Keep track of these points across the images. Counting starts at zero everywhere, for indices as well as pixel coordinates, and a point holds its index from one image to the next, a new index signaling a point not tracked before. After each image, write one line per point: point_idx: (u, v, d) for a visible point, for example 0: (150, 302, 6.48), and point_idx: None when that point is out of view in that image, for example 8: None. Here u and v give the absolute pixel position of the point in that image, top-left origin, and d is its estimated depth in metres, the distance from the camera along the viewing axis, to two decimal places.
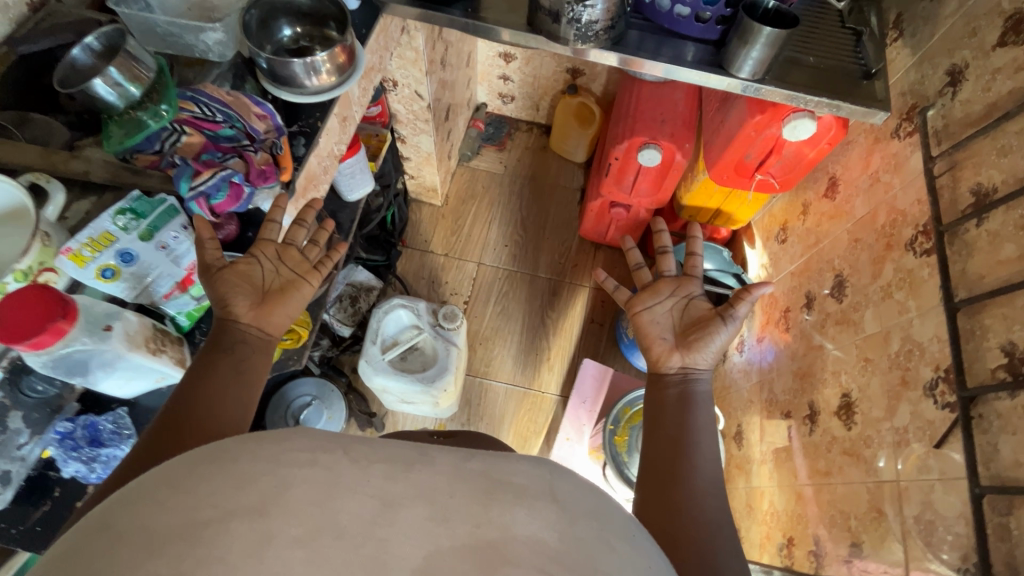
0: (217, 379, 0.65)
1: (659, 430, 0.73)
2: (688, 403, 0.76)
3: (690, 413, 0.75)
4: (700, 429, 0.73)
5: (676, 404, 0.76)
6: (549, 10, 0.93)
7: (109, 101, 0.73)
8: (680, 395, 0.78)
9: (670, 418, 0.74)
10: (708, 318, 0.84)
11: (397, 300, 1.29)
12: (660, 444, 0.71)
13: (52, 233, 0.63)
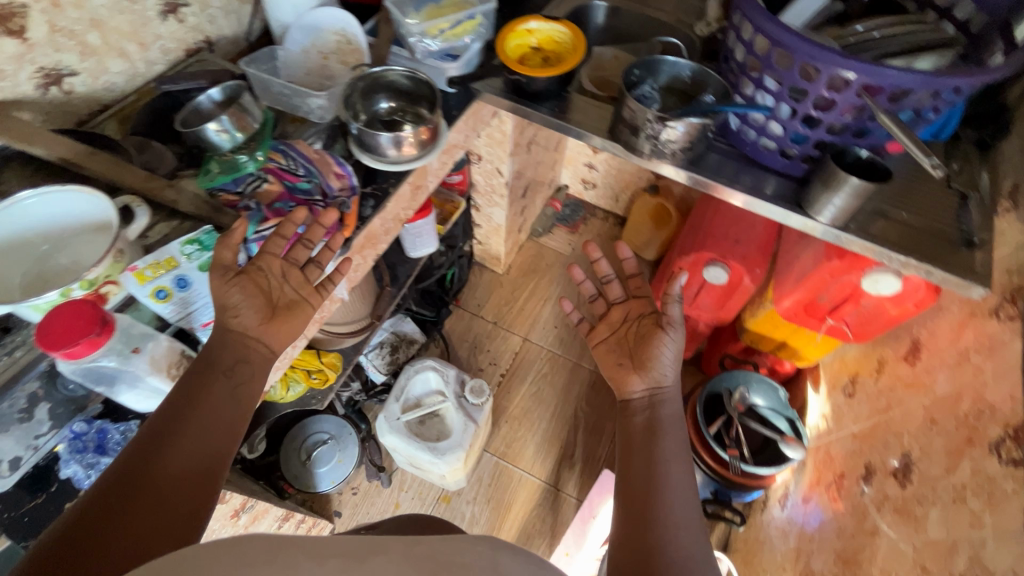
0: (197, 419, 0.65)
1: (632, 467, 0.76)
2: (655, 424, 0.80)
3: (658, 440, 0.78)
4: (669, 454, 0.77)
5: (647, 428, 0.80)
6: (629, 124, 0.96)
7: (214, 143, 0.83)
8: (652, 420, 0.81)
9: (642, 451, 0.78)
10: (653, 330, 0.86)
11: (430, 362, 1.32)
12: (633, 482, 0.74)
13: (126, 249, 0.70)
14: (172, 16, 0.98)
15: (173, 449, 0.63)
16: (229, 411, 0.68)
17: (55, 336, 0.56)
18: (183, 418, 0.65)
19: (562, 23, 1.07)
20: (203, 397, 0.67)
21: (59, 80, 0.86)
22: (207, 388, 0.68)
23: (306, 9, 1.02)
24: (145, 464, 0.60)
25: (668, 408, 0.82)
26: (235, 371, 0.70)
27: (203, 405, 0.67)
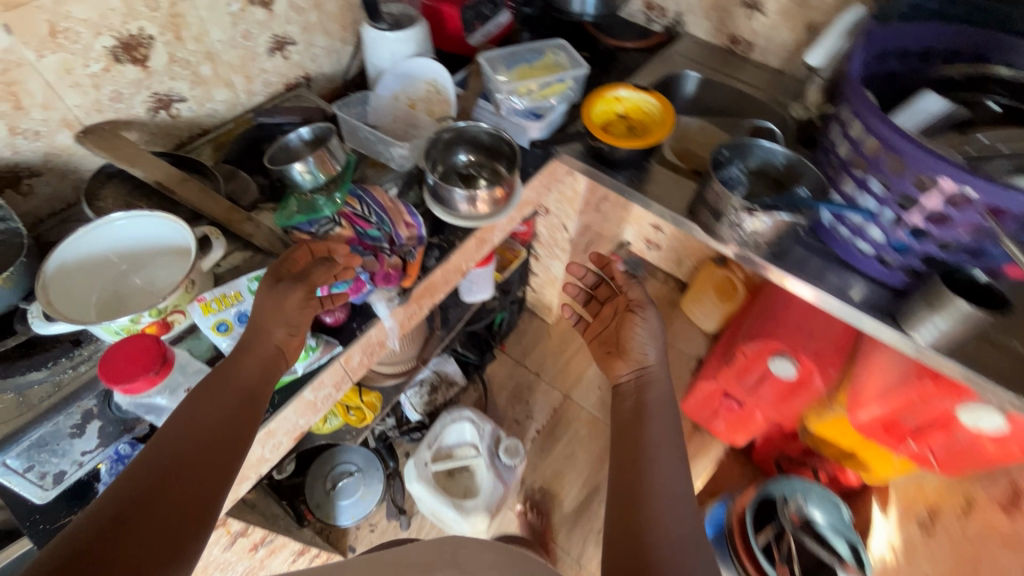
0: (212, 412, 0.62)
1: (630, 434, 0.77)
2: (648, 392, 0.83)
3: (660, 415, 0.79)
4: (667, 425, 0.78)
5: (642, 401, 0.82)
6: (711, 207, 0.91)
7: (295, 182, 0.85)
8: (646, 398, 0.82)
9: (638, 422, 0.78)
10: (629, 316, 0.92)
11: (468, 412, 1.28)
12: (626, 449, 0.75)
13: (198, 280, 0.71)
14: (278, 53, 1.03)
15: (175, 460, 0.57)
16: (240, 419, 0.63)
17: (117, 373, 0.56)
18: (191, 426, 0.60)
19: (654, 95, 1.04)
20: (214, 401, 0.63)
21: (167, 105, 0.91)
22: (219, 395, 0.64)
23: (402, 57, 1.06)
24: (147, 480, 0.55)
25: (657, 381, 0.85)
26: (250, 376, 0.67)
27: (211, 410, 0.62)
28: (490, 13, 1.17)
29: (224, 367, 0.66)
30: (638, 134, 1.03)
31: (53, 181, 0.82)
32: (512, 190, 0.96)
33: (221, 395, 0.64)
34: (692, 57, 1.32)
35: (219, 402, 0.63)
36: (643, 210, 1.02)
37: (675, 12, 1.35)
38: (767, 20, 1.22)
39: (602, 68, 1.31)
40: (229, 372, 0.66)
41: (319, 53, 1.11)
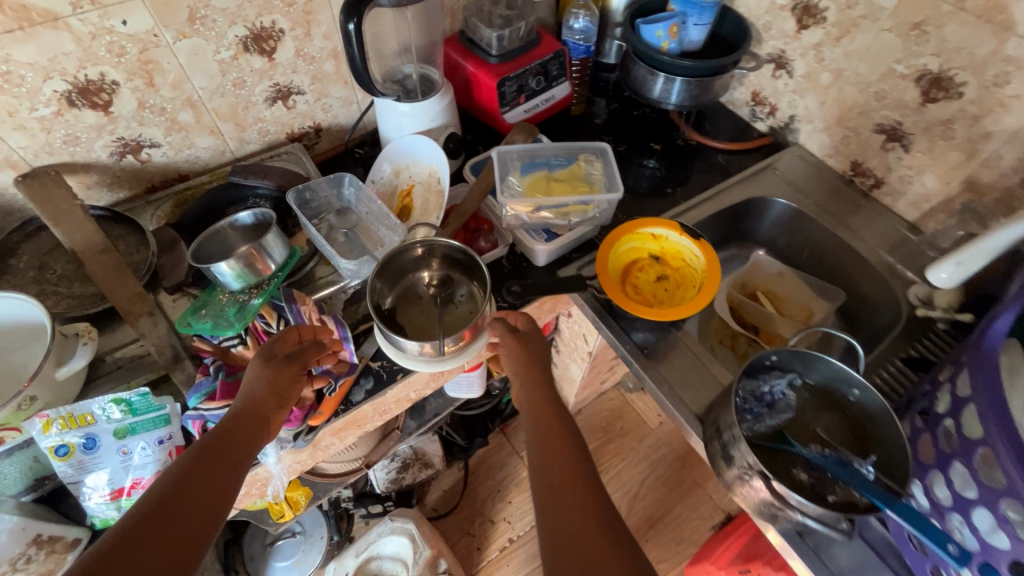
0: (209, 463, 0.57)
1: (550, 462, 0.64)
2: (548, 408, 0.71)
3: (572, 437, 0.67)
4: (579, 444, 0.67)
5: (547, 425, 0.68)
6: (722, 437, 0.65)
7: (217, 279, 0.71)
8: (546, 416, 0.69)
9: (557, 446, 0.65)
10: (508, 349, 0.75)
11: (410, 524, 1.14)
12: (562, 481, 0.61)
13: (41, 394, 0.60)
14: (281, 102, 0.91)
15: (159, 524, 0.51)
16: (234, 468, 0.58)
17: None
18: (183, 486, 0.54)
19: (699, 245, 0.77)
20: (212, 461, 0.57)
21: (137, 150, 0.82)
22: (214, 451, 0.58)
23: (408, 133, 0.89)
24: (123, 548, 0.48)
25: (549, 400, 0.72)
26: (252, 423, 0.61)
27: (214, 470, 0.57)
28: (538, 87, 0.98)
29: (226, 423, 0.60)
30: (666, 293, 0.81)
31: None
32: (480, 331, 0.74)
33: (220, 450, 0.58)
34: (793, 180, 1.02)
35: (212, 461, 0.57)
36: (646, 392, 0.76)
37: (788, 116, 1.04)
38: (907, 159, 0.89)
39: (672, 169, 1.05)
40: (235, 423, 0.60)
41: (334, 103, 0.97)
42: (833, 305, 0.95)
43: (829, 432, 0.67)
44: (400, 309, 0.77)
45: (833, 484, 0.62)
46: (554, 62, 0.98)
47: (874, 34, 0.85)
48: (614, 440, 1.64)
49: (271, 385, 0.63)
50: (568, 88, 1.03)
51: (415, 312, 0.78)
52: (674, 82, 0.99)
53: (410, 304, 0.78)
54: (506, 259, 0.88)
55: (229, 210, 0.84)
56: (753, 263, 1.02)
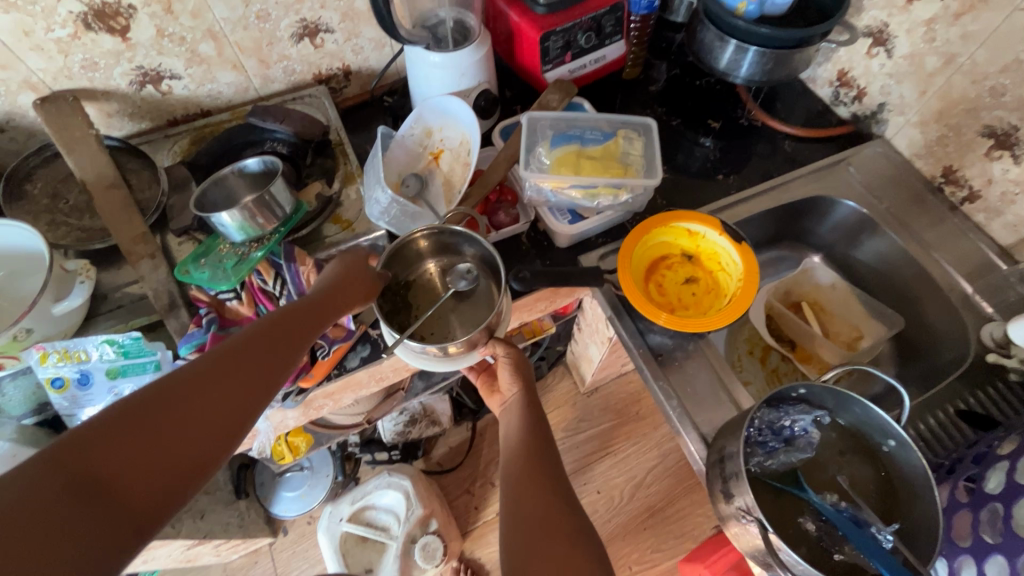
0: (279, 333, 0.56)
1: (527, 505, 0.59)
2: (534, 443, 0.66)
3: (552, 474, 0.63)
4: (563, 482, 0.62)
5: (530, 463, 0.64)
6: (724, 469, 0.59)
7: (218, 229, 0.69)
8: (522, 446, 0.66)
9: (537, 482, 0.61)
10: (510, 366, 0.71)
11: (407, 481, 1.16)
12: (542, 521, 0.57)
13: (37, 326, 0.61)
14: (308, 39, 0.85)
15: (198, 395, 0.47)
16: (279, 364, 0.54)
17: None
18: (226, 368, 0.50)
19: (738, 249, 0.68)
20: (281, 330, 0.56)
21: (157, 80, 0.79)
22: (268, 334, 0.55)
23: (436, 93, 0.83)
24: (153, 413, 0.45)
25: (535, 426, 0.68)
26: (293, 332, 0.57)
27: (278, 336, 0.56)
28: (587, 46, 0.88)
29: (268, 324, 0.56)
30: (695, 297, 0.73)
31: (18, 139, 0.76)
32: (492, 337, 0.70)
33: (260, 350, 0.53)
34: (868, 181, 0.88)
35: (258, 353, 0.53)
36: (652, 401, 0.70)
37: (877, 103, 0.89)
38: (1014, 172, 0.75)
39: (728, 152, 0.94)
40: (273, 328, 0.56)
41: (364, 45, 0.90)
42: (888, 330, 0.84)
43: (852, 481, 0.60)
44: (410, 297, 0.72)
45: (841, 542, 0.55)
46: (609, 17, 0.87)
47: (1007, 13, 0.69)
48: (627, 423, 1.60)
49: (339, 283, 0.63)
50: (622, 48, 0.92)
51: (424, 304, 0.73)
52: (746, 51, 0.86)
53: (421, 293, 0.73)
54: (526, 236, 0.83)
55: (245, 150, 0.82)
56: (803, 269, 0.91)
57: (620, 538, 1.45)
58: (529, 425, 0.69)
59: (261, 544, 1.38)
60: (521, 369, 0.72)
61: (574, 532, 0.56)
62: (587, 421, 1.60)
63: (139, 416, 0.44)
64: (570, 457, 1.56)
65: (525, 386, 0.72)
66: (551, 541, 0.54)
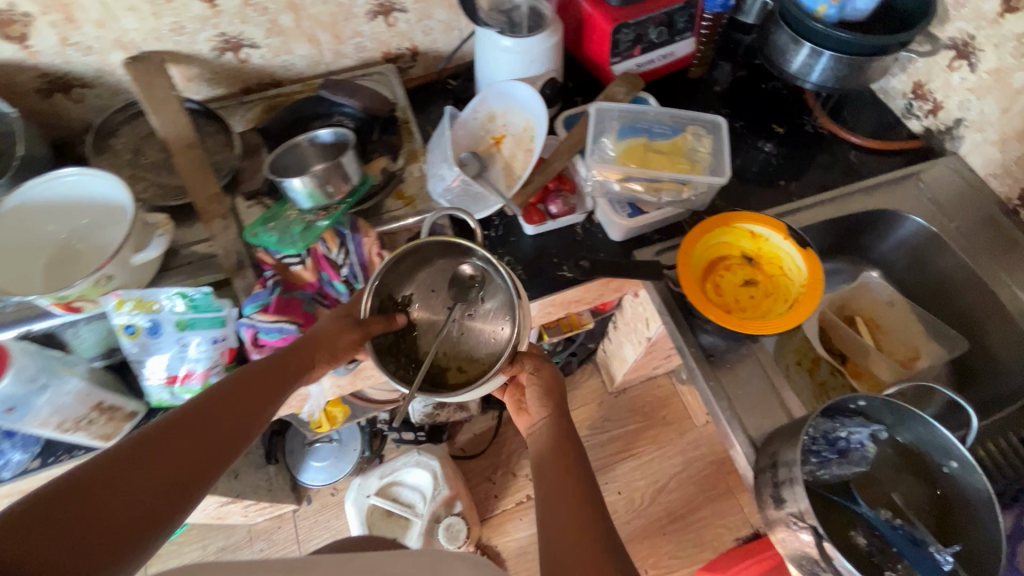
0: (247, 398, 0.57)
1: (553, 495, 0.62)
2: (559, 436, 0.69)
3: (579, 471, 0.64)
4: (585, 464, 0.66)
5: (559, 473, 0.64)
6: (776, 474, 0.58)
7: (288, 194, 0.71)
8: (550, 440, 0.69)
9: (564, 469, 0.64)
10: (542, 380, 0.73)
11: (436, 461, 1.18)
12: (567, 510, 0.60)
13: (117, 274, 0.64)
14: (382, 18, 0.87)
15: (148, 467, 0.48)
16: (237, 432, 0.54)
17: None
18: (187, 431, 0.51)
19: (803, 254, 0.68)
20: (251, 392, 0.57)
21: (236, 48, 0.82)
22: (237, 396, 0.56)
23: (503, 78, 0.84)
24: (101, 488, 0.45)
25: (562, 423, 0.71)
26: (256, 393, 0.57)
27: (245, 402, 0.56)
28: (658, 40, 0.87)
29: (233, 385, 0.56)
30: (752, 300, 0.71)
31: (104, 96, 0.80)
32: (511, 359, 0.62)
33: (219, 415, 0.54)
34: (937, 198, 0.86)
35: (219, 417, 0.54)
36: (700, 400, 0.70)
37: (953, 119, 0.87)
38: None
39: (790, 159, 0.92)
40: (244, 386, 0.57)
41: (434, 27, 0.91)
42: (948, 352, 0.81)
43: (906, 500, 0.59)
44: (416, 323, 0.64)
45: (895, 560, 0.54)
46: (682, 13, 0.86)
47: None
48: (653, 427, 1.59)
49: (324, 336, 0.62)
50: (691, 46, 0.91)
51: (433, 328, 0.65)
52: (821, 56, 0.84)
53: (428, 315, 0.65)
54: (581, 227, 0.84)
55: (314, 122, 0.84)
56: (861, 284, 0.90)
57: (638, 541, 1.44)
58: (556, 419, 0.72)
59: (285, 510, 1.42)
60: (546, 374, 0.74)
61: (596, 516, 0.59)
62: (613, 421, 1.60)
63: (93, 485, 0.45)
64: (593, 455, 1.55)
65: (552, 389, 0.73)
66: (577, 535, 0.57)
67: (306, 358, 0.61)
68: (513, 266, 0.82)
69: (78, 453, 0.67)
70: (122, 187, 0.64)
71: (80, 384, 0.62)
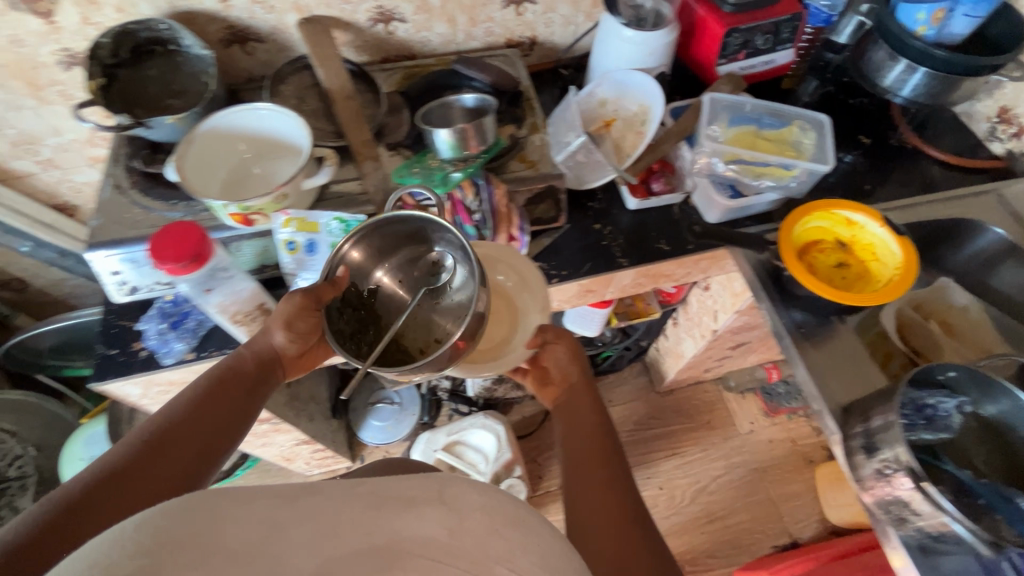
0: (230, 395, 0.67)
1: (586, 488, 0.62)
2: (587, 418, 0.69)
3: (613, 461, 0.65)
4: (620, 457, 0.66)
5: (591, 462, 0.65)
6: (869, 429, 0.64)
7: (433, 144, 0.81)
8: (576, 422, 0.69)
9: (599, 461, 0.65)
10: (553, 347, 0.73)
11: (499, 426, 1.25)
12: (597, 508, 0.60)
13: (291, 195, 0.73)
14: (513, 6, 0.96)
15: (159, 456, 0.59)
16: (229, 421, 0.66)
17: (179, 247, 0.60)
18: (185, 426, 0.62)
19: (898, 241, 0.73)
20: (232, 389, 0.67)
21: (388, 21, 0.92)
22: (222, 394, 0.67)
23: (622, 67, 0.92)
24: (126, 473, 0.56)
25: (588, 398, 0.71)
26: (238, 389, 0.68)
27: (228, 399, 0.67)
28: (763, 47, 0.96)
29: (209, 398, 0.66)
30: (844, 280, 0.77)
31: (271, 51, 0.91)
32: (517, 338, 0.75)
33: (209, 412, 0.65)
34: (1017, 213, 0.92)
35: (203, 429, 0.64)
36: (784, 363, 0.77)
37: None
38: None
39: (875, 168, 0.99)
40: (223, 386, 0.67)
41: (555, 20, 1.01)
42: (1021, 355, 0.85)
43: (987, 464, 0.65)
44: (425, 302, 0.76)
45: (988, 513, 0.59)
46: (788, 24, 0.94)
47: None
48: (697, 429, 1.62)
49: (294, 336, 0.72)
50: (791, 56, 0.99)
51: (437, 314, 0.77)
52: (916, 72, 0.91)
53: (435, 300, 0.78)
54: (677, 207, 0.91)
55: (447, 91, 0.94)
56: (939, 287, 0.90)
57: (676, 537, 1.47)
58: (578, 396, 0.72)
59: (340, 466, 1.48)
60: (563, 343, 0.73)
61: (634, 514, 0.60)
62: (658, 419, 1.64)
63: (108, 497, 0.54)
64: (637, 450, 1.59)
65: (568, 357, 0.73)
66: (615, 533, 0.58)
67: (274, 361, 0.71)
68: (614, 236, 0.89)
69: (228, 349, 0.76)
70: (304, 126, 0.74)
71: (251, 284, 0.71)
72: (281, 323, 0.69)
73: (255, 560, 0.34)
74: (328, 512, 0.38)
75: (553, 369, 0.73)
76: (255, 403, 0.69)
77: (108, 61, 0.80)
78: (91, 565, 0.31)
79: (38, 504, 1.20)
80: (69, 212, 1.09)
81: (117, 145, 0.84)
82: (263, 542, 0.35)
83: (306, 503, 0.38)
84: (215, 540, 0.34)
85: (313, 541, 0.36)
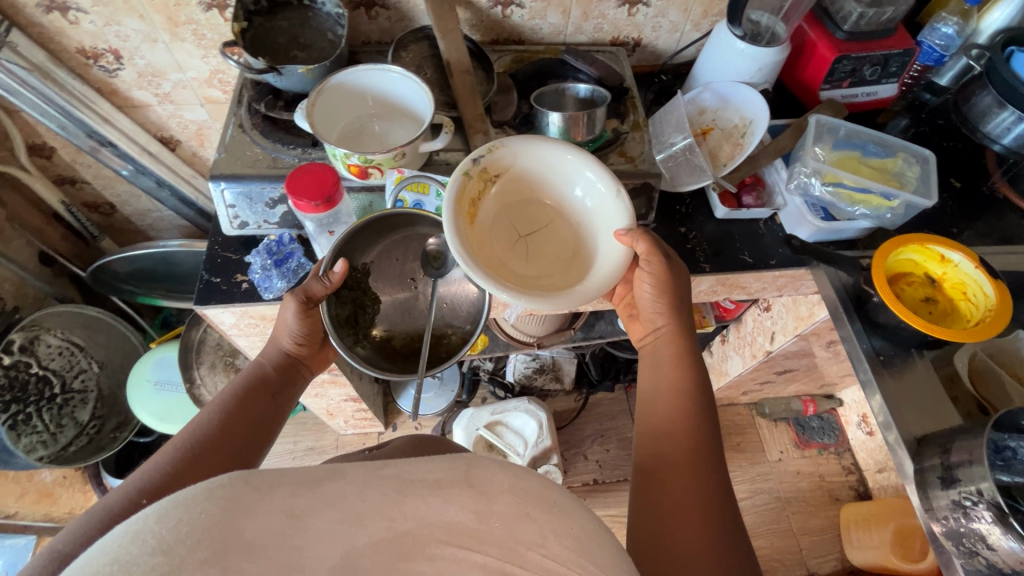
0: (262, 396, 0.70)
1: (670, 459, 0.61)
2: (682, 378, 0.68)
3: (708, 433, 0.64)
4: (716, 429, 0.65)
5: (680, 433, 0.63)
6: (947, 459, 0.67)
7: (542, 127, 0.84)
8: (676, 382, 0.68)
9: (691, 432, 0.63)
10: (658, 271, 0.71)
11: (542, 413, 1.28)
12: (676, 484, 0.59)
13: (408, 155, 0.76)
14: (627, 7, 0.97)
15: (208, 459, 0.61)
16: (264, 420, 0.69)
17: (316, 187, 0.63)
18: (227, 427, 0.65)
19: (993, 284, 0.73)
20: (262, 391, 0.71)
21: (506, 5, 0.95)
22: (255, 395, 0.70)
23: (729, 78, 0.93)
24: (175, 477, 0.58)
25: (685, 356, 0.71)
26: (267, 390, 0.71)
27: (260, 401, 0.70)
28: (870, 78, 0.97)
29: (240, 401, 0.68)
30: (931, 315, 0.79)
31: (392, 19, 0.94)
32: (599, 235, 0.72)
33: (249, 414, 0.68)
34: None
35: (236, 434, 0.65)
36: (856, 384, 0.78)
37: None
38: None
39: (966, 211, 0.98)
40: (255, 387, 0.70)
41: (664, 25, 1.02)
42: None
43: None
44: (488, 234, 0.72)
45: None
46: (898, 59, 0.94)
47: None
48: (726, 450, 1.63)
49: (307, 328, 0.73)
50: (894, 90, 1.01)
51: (504, 230, 0.74)
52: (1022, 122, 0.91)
53: (493, 227, 0.73)
54: (763, 223, 0.93)
55: (553, 80, 0.96)
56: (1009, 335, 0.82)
57: None
58: (676, 354, 0.71)
59: (374, 430, 1.52)
60: (663, 275, 0.71)
61: (713, 499, 0.58)
62: None
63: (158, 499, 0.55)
64: None
65: (670, 293, 0.72)
66: (681, 515, 0.56)
67: (292, 362, 0.75)
68: (699, 241, 0.91)
69: None
70: (427, 92, 0.77)
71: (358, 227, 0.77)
72: (287, 329, 0.74)
73: (274, 554, 0.30)
74: (350, 498, 0.34)
75: (643, 308, 0.75)
76: (281, 406, 0.72)
77: (249, 8, 0.85)
78: (109, 562, 0.28)
79: (95, 419, 1.26)
80: (171, 146, 1.14)
81: (242, 88, 0.88)
82: (286, 531, 0.31)
83: (327, 489, 0.34)
84: (236, 536, 0.30)
85: (334, 530, 0.32)
